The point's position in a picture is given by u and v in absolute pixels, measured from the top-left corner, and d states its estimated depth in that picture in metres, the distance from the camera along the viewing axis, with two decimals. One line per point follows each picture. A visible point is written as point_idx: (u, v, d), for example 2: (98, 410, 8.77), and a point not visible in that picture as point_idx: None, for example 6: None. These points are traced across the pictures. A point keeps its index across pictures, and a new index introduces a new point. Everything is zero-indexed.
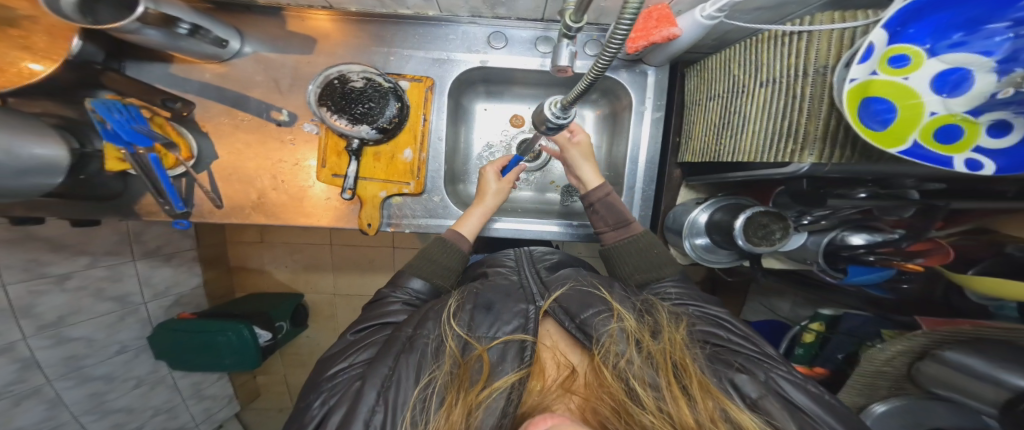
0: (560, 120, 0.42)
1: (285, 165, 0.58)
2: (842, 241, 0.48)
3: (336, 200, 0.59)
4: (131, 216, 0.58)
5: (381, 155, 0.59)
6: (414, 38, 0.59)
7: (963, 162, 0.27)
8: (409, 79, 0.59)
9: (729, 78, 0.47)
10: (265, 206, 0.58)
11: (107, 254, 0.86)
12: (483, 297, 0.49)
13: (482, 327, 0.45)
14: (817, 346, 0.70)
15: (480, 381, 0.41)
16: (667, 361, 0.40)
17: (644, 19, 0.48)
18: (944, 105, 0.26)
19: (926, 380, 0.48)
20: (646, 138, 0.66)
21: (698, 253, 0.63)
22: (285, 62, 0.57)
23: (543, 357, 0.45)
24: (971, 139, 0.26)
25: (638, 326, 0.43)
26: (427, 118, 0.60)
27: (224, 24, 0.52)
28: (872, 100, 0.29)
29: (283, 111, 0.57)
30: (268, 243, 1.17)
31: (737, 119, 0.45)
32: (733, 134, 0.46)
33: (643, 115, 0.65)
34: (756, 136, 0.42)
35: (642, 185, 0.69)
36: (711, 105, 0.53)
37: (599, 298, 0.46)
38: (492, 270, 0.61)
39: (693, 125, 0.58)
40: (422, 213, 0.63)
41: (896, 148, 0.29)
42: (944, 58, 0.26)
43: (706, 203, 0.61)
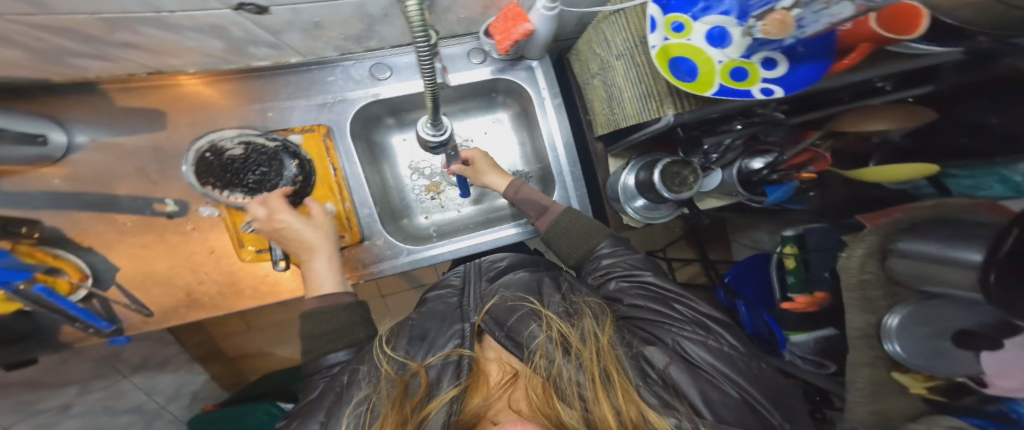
0: (437, 137, 0.44)
1: (200, 255, 0.54)
2: (745, 168, 0.57)
3: (275, 272, 0.56)
4: (62, 347, 0.56)
5: (302, 217, 0.57)
6: (288, 88, 0.56)
7: (761, 90, 0.35)
8: (299, 131, 0.56)
9: (596, 58, 0.55)
10: (200, 302, 0.54)
11: (92, 380, 0.77)
12: (418, 327, 0.53)
13: (419, 354, 0.50)
14: (802, 269, 0.64)
15: (414, 403, 0.44)
16: (594, 364, 0.41)
17: (503, 20, 0.50)
18: (725, 54, 0.36)
19: (909, 278, 0.41)
20: (559, 125, 0.66)
21: (640, 214, 0.64)
22: (139, 144, 0.51)
23: (486, 367, 0.47)
24: (756, 74, 0.35)
25: (566, 328, 0.45)
26: (337, 168, 0.57)
27: (32, 117, 0.43)
28: (676, 60, 0.37)
29: (167, 201, 0.52)
30: (255, 327, 1.13)
31: (615, 91, 0.53)
32: (619, 104, 0.54)
33: (545, 103, 0.65)
34: (632, 102, 0.49)
35: (568, 166, 0.68)
36: (595, 83, 0.60)
37: (525, 308, 0.48)
38: (435, 294, 0.63)
39: (592, 102, 0.63)
40: (371, 260, 0.61)
41: (710, 90, 0.36)
42: (704, 20, 0.36)
43: (630, 165, 0.62)
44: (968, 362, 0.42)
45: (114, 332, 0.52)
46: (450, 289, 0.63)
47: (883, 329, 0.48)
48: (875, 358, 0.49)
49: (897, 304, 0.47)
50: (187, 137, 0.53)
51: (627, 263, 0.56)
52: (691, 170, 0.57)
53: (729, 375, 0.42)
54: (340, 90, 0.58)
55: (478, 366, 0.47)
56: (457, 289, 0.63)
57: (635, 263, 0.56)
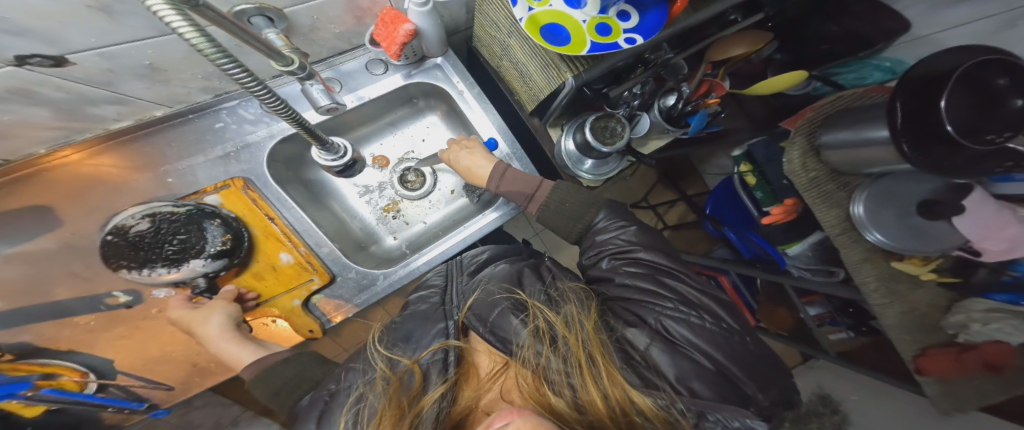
0: (336, 161, 0.45)
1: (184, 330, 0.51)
2: (664, 107, 0.57)
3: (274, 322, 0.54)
4: None
5: (262, 272, 0.53)
6: (174, 145, 0.50)
7: (625, 40, 0.40)
8: (213, 190, 0.51)
9: (494, 40, 0.54)
10: (206, 368, 0.53)
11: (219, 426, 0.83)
12: (401, 329, 0.46)
13: (413, 345, 0.44)
14: (765, 181, 0.63)
15: (413, 394, 0.39)
16: (580, 352, 0.36)
17: (382, 25, 0.44)
18: (584, 14, 0.41)
19: (859, 165, 0.41)
20: (490, 111, 0.61)
21: (592, 174, 0.62)
22: (46, 246, 0.45)
23: (474, 357, 0.44)
24: (618, 28, 0.41)
25: (551, 316, 0.39)
26: (274, 217, 0.52)
27: None
28: (547, 24, 0.41)
29: (116, 293, 0.48)
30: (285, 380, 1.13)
31: (523, 68, 0.52)
32: (530, 80, 0.53)
33: (465, 96, 0.60)
34: (539, 73, 0.49)
35: (509, 149, 0.62)
36: (505, 64, 0.57)
37: (510, 297, 0.42)
38: (414, 296, 0.52)
39: (511, 82, 0.60)
40: (351, 292, 0.56)
41: (584, 48, 0.39)
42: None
43: (566, 130, 0.60)
44: (945, 233, 0.43)
45: (151, 407, 0.52)
46: (433, 288, 0.52)
47: (855, 220, 0.44)
48: (868, 253, 0.46)
49: (854, 193, 0.45)
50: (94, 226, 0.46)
51: (623, 238, 0.50)
52: (617, 121, 0.56)
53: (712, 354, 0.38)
54: (239, 134, 0.52)
55: (466, 357, 0.44)
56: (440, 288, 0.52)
57: (631, 238, 0.49)
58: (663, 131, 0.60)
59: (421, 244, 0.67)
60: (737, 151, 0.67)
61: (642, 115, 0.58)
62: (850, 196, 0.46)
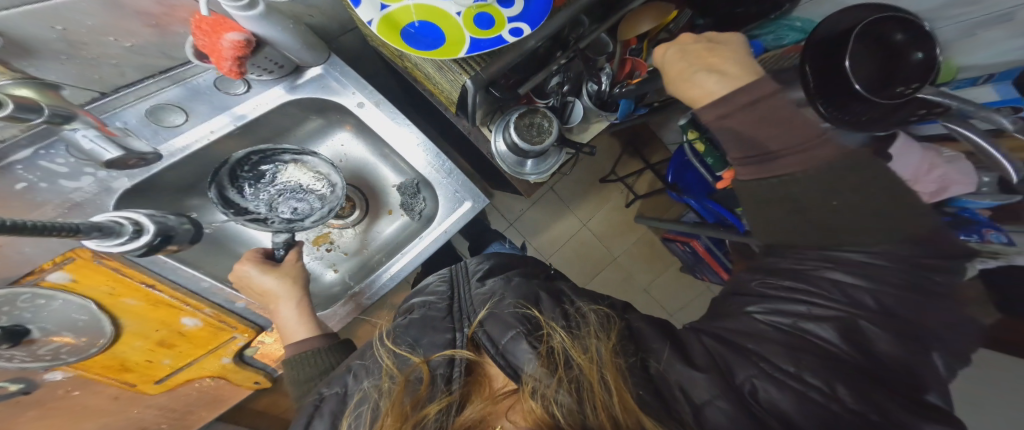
0: (136, 237, 0.33)
1: (106, 403, 0.51)
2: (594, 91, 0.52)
3: (209, 380, 0.55)
4: None
5: (168, 341, 0.47)
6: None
7: (509, 32, 0.35)
8: (55, 265, 0.36)
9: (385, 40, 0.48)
10: (161, 420, 0.58)
11: None
12: (406, 336, 0.40)
13: (423, 346, 0.39)
14: (713, 147, 0.59)
15: (415, 399, 0.33)
16: (595, 385, 0.27)
17: (201, 36, 0.36)
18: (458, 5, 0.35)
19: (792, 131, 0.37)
20: (397, 121, 0.54)
21: (534, 175, 0.58)
22: None
23: (486, 369, 0.37)
24: (498, 16, 0.35)
25: (571, 340, 0.31)
26: (156, 284, 0.42)
27: None
28: (414, 26, 0.35)
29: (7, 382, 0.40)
30: None
31: (422, 69, 0.47)
32: (434, 80, 0.48)
33: (367, 108, 0.53)
34: (437, 74, 0.44)
35: (436, 160, 0.57)
36: (406, 63, 0.51)
37: (525, 315, 0.34)
38: (417, 300, 0.47)
39: (422, 82, 0.54)
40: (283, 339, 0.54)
41: (466, 48, 0.35)
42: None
43: (494, 129, 0.55)
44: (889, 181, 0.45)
45: None
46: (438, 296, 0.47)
47: None
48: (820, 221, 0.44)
49: None
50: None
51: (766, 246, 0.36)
52: (542, 115, 0.52)
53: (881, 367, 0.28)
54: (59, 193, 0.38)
55: (478, 368, 0.37)
56: (443, 295, 0.47)
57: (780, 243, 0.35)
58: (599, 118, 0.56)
59: (371, 266, 0.66)
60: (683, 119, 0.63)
61: (574, 101, 0.53)
62: None
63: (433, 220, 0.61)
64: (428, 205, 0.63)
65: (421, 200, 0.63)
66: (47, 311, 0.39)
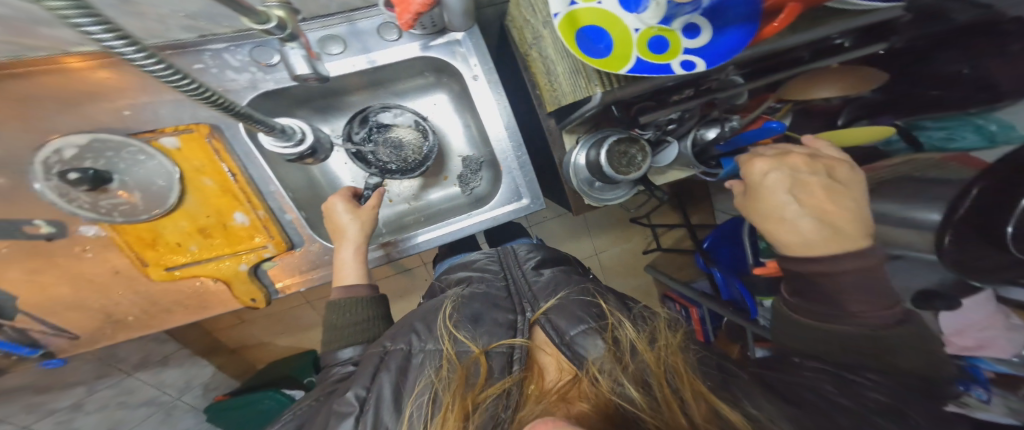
0: (284, 145, 0.41)
1: (103, 277, 0.47)
2: (701, 138, 0.51)
3: (200, 287, 0.50)
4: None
5: (210, 229, 0.49)
6: (147, 76, 0.44)
7: (679, 64, 0.31)
8: (174, 131, 0.45)
9: (527, 27, 0.48)
10: (122, 321, 0.49)
11: (99, 379, 0.91)
12: (467, 309, 0.48)
13: (482, 336, 0.45)
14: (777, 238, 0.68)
15: (476, 383, 0.41)
16: (659, 372, 0.36)
17: None
18: (642, 22, 0.32)
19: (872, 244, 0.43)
20: (497, 104, 0.56)
21: (597, 197, 0.59)
22: None
23: (542, 358, 0.45)
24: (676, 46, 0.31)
25: (638, 334, 0.41)
26: (233, 171, 0.47)
27: None
28: (589, 28, 0.31)
29: (38, 222, 0.44)
30: (249, 320, 1.27)
31: (548, 65, 0.46)
32: (553, 78, 0.47)
33: (479, 83, 0.55)
34: (565, 78, 0.42)
35: (513, 153, 0.59)
36: (534, 52, 0.51)
37: (595, 308, 0.43)
38: (474, 274, 0.56)
39: (537, 78, 0.56)
40: (308, 266, 0.54)
41: (628, 65, 0.30)
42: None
43: (581, 142, 0.56)
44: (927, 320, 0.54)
45: (45, 356, 0.51)
46: (494, 275, 0.54)
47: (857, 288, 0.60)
48: None
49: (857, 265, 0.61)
50: (23, 143, 0.42)
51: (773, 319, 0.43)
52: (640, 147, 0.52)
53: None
54: (217, 80, 0.46)
55: (534, 357, 0.45)
56: (495, 274, 0.55)
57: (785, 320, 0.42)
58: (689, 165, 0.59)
59: (405, 224, 0.68)
60: None
61: (672, 143, 0.52)
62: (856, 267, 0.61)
63: (488, 200, 0.65)
64: (486, 185, 0.66)
65: (478, 180, 0.66)
66: (139, 168, 0.46)
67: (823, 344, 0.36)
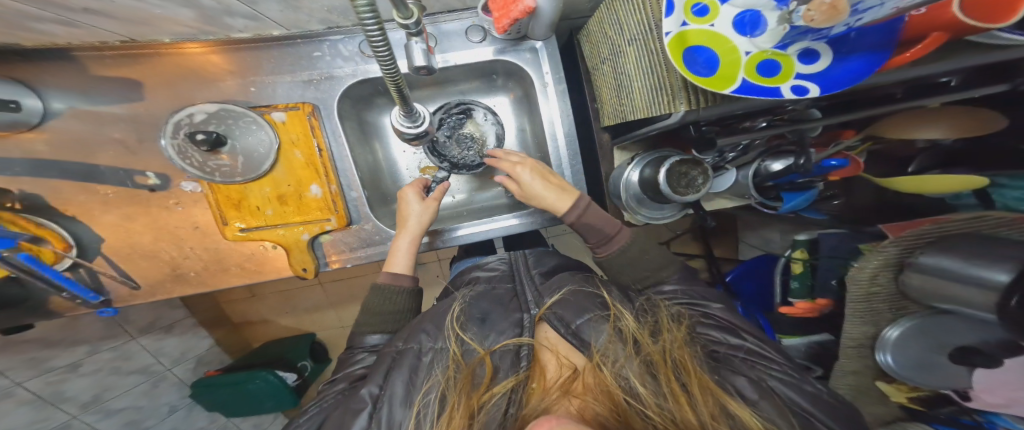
0: (409, 128, 0.45)
1: (184, 230, 0.57)
2: (765, 170, 0.54)
3: (267, 250, 0.60)
4: (52, 315, 0.59)
5: (288, 198, 0.59)
6: (274, 62, 0.55)
7: (791, 89, 0.26)
8: (284, 108, 0.56)
9: (610, 43, 0.52)
10: (183, 276, 0.59)
11: (103, 339, 0.91)
12: (478, 309, 0.53)
13: (487, 337, 0.49)
14: (809, 274, 0.74)
15: (481, 382, 0.45)
16: (665, 364, 0.42)
17: None
18: (753, 45, 0.27)
19: (917, 294, 0.48)
20: (558, 112, 0.66)
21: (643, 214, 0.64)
22: (119, 114, 0.52)
23: (544, 357, 0.48)
24: (789, 69, 0.26)
25: (637, 326, 0.46)
26: (323, 147, 0.58)
27: (5, 83, 0.44)
28: (694, 49, 0.28)
29: (147, 174, 0.53)
30: (259, 296, 1.31)
31: (628, 80, 0.49)
32: (629, 95, 0.50)
33: (547, 89, 0.65)
34: (643, 93, 0.45)
35: (568, 159, 0.68)
36: (606, 66, 0.57)
37: (598, 301, 0.48)
38: (482, 273, 0.62)
39: (602, 92, 0.61)
40: (358, 244, 0.64)
41: (730, 88, 0.27)
42: (733, 3, 0.27)
43: (637, 160, 0.61)
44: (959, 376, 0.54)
45: (103, 304, 0.58)
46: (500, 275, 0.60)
47: (881, 341, 0.55)
48: (864, 366, 0.59)
49: (901, 317, 0.54)
50: (167, 106, 0.52)
51: (691, 292, 0.56)
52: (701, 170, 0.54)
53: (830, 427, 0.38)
54: (329, 66, 0.57)
55: (536, 356, 0.48)
56: (505, 274, 0.61)
57: (700, 294, 0.55)
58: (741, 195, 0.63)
59: (442, 217, 0.77)
60: (802, 236, 0.76)
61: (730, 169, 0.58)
62: (897, 318, 0.54)
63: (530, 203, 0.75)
64: None
65: None
66: (249, 135, 0.55)
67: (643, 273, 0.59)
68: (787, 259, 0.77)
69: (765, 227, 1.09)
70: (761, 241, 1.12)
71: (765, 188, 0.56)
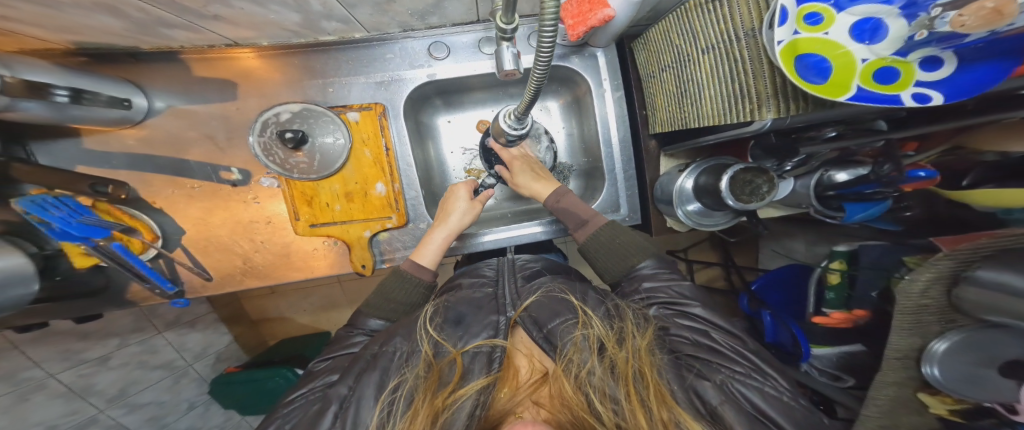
0: (517, 131, 0.47)
1: (258, 224, 0.61)
2: (827, 180, 0.52)
3: (321, 248, 0.63)
4: (127, 304, 0.63)
5: (355, 195, 0.62)
6: (348, 64, 0.61)
7: (912, 97, 0.27)
8: (358, 108, 0.61)
9: (673, 49, 0.49)
10: (254, 269, 0.62)
11: (132, 333, 0.93)
12: (453, 311, 0.50)
13: (456, 338, 0.47)
14: (846, 285, 0.74)
15: (449, 389, 0.43)
16: (627, 370, 0.42)
17: (578, 3, 0.49)
18: (871, 51, 0.27)
19: (972, 308, 0.44)
20: (613, 116, 0.70)
21: (692, 220, 0.63)
22: (210, 111, 0.60)
23: (517, 360, 0.48)
24: (908, 76, 0.27)
25: (604, 331, 0.45)
26: (391, 148, 0.62)
27: (122, 84, 0.54)
28: (806, 56, 0.29)
29: (232, 169, 0.61)
30: (278, 293, 1.32)
31: (692, 88, 0.47)
32: (693, 101, 0.47)
33: (605, 95, 0.69)
34: (715, 101, 0.43)
35: (621, 166, 0.72)
36: (664, 76, 0.55)
37: (568, 306, 0.47)
38: (468, 280, 0.59)
39: (655, 98, 0.60)
40: (412, 243, 0.65)
41: (845, 96, 0.28)
42: (852, 11, 0.27)
43: (690, 168, 0.61)
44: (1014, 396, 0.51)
45: (176, 294, 0.60)
46: (484, 280, 0.58)
47: (927, 354, 0.52)
48: (904, 379, 0.54)
49: (948, 330, 0.50)
50: (254, 106, 0.61)
51: (672, 289, 0.50)
52: (764, 178, 0.54)
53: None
54: (398, 68, 0.62)
55: (509, 360, 0.47)
56: (490, 280, 0.58)
57: (683, 291, 0.50)
58: (792, 205, 0.62)
59: (481, 219, 0.79)
60: (841, 248, 0.75)
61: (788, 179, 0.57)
62: (943, 330, 0.51)
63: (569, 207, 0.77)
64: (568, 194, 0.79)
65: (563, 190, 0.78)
66: (329, 134, 0.61)
67: (616, 267, 0.56)
68: (824, 270, 0.76)
69: (788, 237, 1.04)
70: (784, 251, 1.07)
71: (827, 198, 0.54)
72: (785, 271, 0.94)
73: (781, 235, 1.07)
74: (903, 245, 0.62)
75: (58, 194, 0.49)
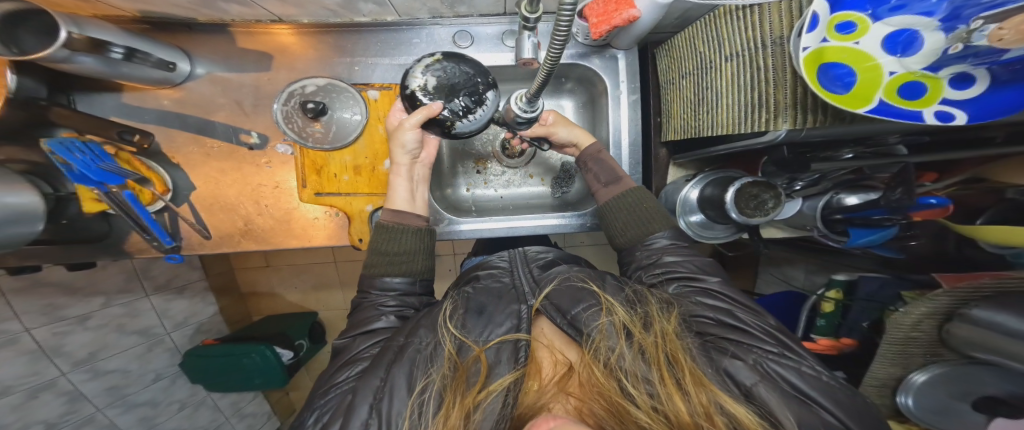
0: (528, 113, 0.48)
1: (266, 188, 0.62)
2: (837, 203, 0.52)
3: (323, 218, 0.63)
4: (122, 254, 0.62)
5: (362, 169, 0.63)
6: (377, 45, 0.61)
7: (935, 114, 0.28)
8: (378, 87, 0.62)
9: (696, 55, 0.50)
10: (252, 232, 0.62)
11: (119, 293, 0.93)
12: (474, 301, 0.52)
13: (476, 330, 0.47)
14: (839, 314, 0.74)
15: (478, 381, 0.42)
16: (658, 354, 0.41)
17: (604, 3, 0.49)
18: (901, 65, 0.28)
19: (959, 343, 0.45)
20: (626, 120, 0.70)
21: (694, 230, 0.64)
22: (244, 80, 0.60)
23: (539, 354, 0.46)
24: (935, 93, 0.28)
25: (629, 317, 0.45)
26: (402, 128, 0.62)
27: (168, 48, 0.54)
28: (830, 66, 0.30)
29: (252, 133, 0.61)
30: (273, 266, 1.31)
31: (710, 95, 0.47)
32: (709, 110, 0.48)
33: (621, 98, 0.69)
34: (730, 109, 0.43)
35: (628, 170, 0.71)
36: (684, 82, 0.55)
37: (589, 292, 0.47)
38: (484, 272, 0.59)
39: (671, 105, 0.61)
40: None
41: (866, 107, 0.30)
42: (888, 22, 0.28)
43: (695, 179, 0.62)
44: None
45: (172, 249, 0.61)
46: (499, 269, 0.59)
47: (905, 384, 0.54)
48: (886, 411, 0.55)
49: (931, 363, 0.51)
50: (285, 78, 0.61)
51: (692, 263, 0.51)
52: (771, 194, 0.54)
53: (834, 412, 0.35)
54: (423, 53, 0.62)
55: (532, 353, 0.45)
56: (505, 270, 0.59)
57: (702, 266, 0.51)
58: (797, 227, 0.63)
59: (484, 208, 0.79)
60: (840, 277, 0.75)
61: (796, 200, 0.58)
62: (925, 362, 0.52)
63: (577, 204, 0.77)
64: (575, 192, 0.79)
65: (569, 187, 0.79)
66: (347, 109, 0.61)
67: (635, 233, 0.55)
68: (819, 297, 0.77)
69: (790, 264, 1.05)
70: (784, 277, 1.08)
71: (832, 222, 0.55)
72: (783, 296, 0.95)
73: (782, 261, 1.08)
74: (903, 279, 0.63)
75: (83, 139, 0.49)
